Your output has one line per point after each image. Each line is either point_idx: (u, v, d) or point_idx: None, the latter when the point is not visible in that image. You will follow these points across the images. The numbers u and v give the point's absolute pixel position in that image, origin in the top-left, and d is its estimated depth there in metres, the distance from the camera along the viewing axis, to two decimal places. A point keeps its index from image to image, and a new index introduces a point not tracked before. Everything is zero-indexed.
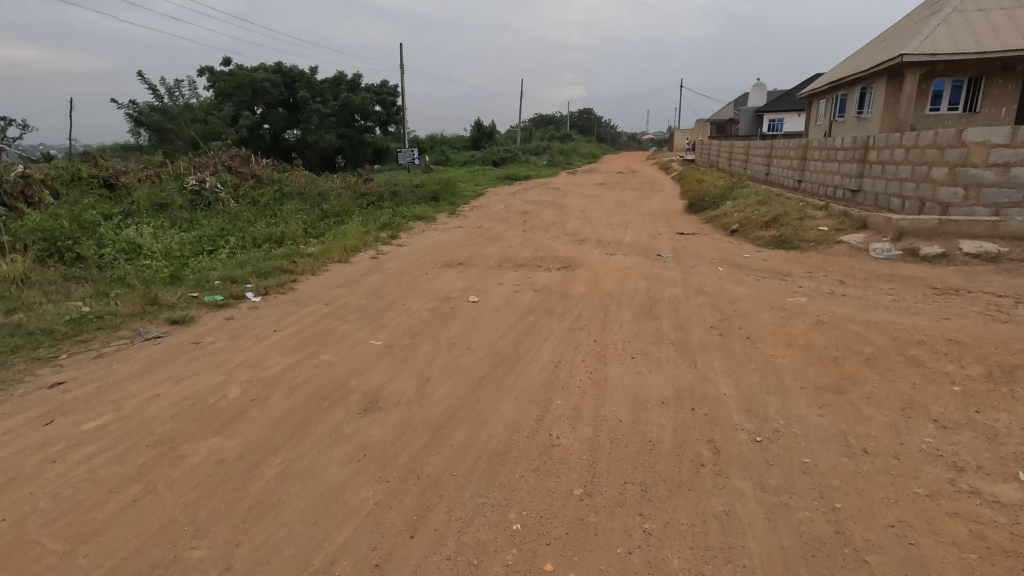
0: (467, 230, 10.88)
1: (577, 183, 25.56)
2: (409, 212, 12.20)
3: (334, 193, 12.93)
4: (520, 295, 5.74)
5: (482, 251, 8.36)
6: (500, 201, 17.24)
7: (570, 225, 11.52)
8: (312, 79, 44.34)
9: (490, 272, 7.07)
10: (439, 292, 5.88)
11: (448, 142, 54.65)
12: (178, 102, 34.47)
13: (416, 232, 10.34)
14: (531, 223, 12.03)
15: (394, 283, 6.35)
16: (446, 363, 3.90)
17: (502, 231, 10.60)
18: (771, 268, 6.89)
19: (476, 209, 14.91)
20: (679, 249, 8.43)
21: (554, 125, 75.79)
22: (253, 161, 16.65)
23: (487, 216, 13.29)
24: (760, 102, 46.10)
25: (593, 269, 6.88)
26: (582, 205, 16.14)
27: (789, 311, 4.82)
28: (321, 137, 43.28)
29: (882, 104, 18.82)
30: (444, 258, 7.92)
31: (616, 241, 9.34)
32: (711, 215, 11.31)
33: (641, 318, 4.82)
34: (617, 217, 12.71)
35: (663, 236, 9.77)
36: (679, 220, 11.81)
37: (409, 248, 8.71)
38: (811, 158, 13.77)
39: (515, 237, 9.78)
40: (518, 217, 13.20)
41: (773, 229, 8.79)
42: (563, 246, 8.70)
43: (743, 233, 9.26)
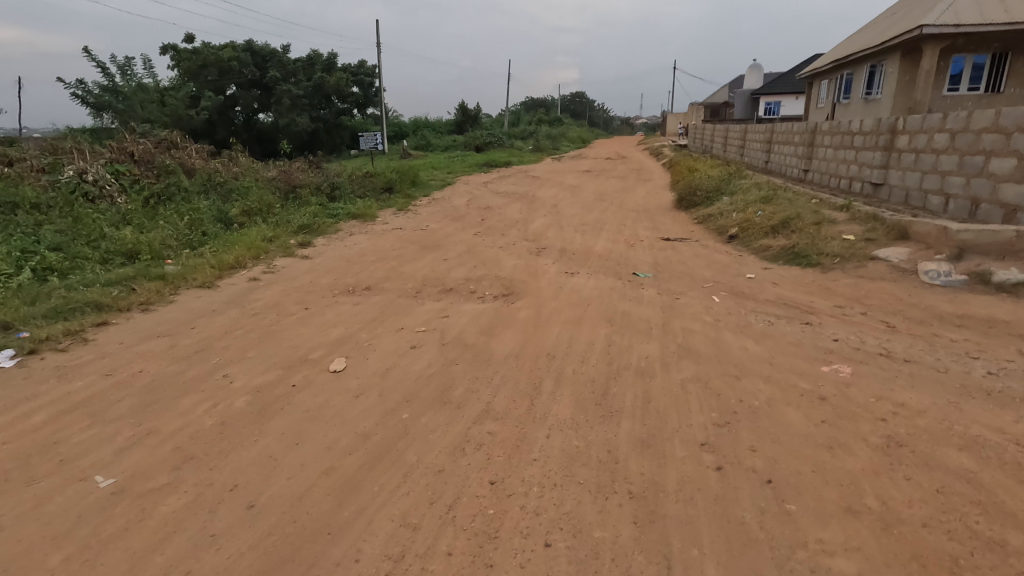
0: (407, 233, 8.89)
1: (559, 172, 23.55)
2: (343, 211, 10.15)
3: (257, 185, 10.83)
4: (413, 356, 3.79)
5: (406, 267, 6.41)
6: (465, 194, 15.18)
7: (534, 226, 9.55)
8: (283, 59, 41.62)
9: (397, 306, 5.12)
10: (295, 350, 3.93)
11: (431, 126, 52.12)
12: (132, 82, 31.81)
13: (339, 237, 8.34)
14: (489, 223, 10.05)
15: (244, 329, 4.39)
16: (179, 563, 1.98)
17: (447, 235, 8.61)
18: (785, 299, 4.98)
19: (433, 203, 12.87)
20: (661, 265, 6.52)
21: (543, 109, 73.19)
22: (177, 147, 14.38)
23: (442, 213, 11.32)
24: (755, 85, 43.97)
25: (538, 302, 4.93)
26: (557, 198, 14.15)
27: (829, 402, 2.92)
28: (294, 121, 40.68)
29: (895, 84, 16.86)
30: (350, 278, 5.95)
31: (583, 251, 7.40)
32: (703, 214, 9.38)
33: (586, 417, 2.91)
34: (593, 215, 10.74)
35: (644, 242, 7.83)
36: (665, 220, 9.85)
37: (313, 262, 6.74)
38: (821, 145, 11.86)
39: (459, 244, 7.82)
40: (478, 214, 11.19)
41: (783, 238, 6.89)
42: (514, 259, 6.74)
43: (742, 241, 7.36)
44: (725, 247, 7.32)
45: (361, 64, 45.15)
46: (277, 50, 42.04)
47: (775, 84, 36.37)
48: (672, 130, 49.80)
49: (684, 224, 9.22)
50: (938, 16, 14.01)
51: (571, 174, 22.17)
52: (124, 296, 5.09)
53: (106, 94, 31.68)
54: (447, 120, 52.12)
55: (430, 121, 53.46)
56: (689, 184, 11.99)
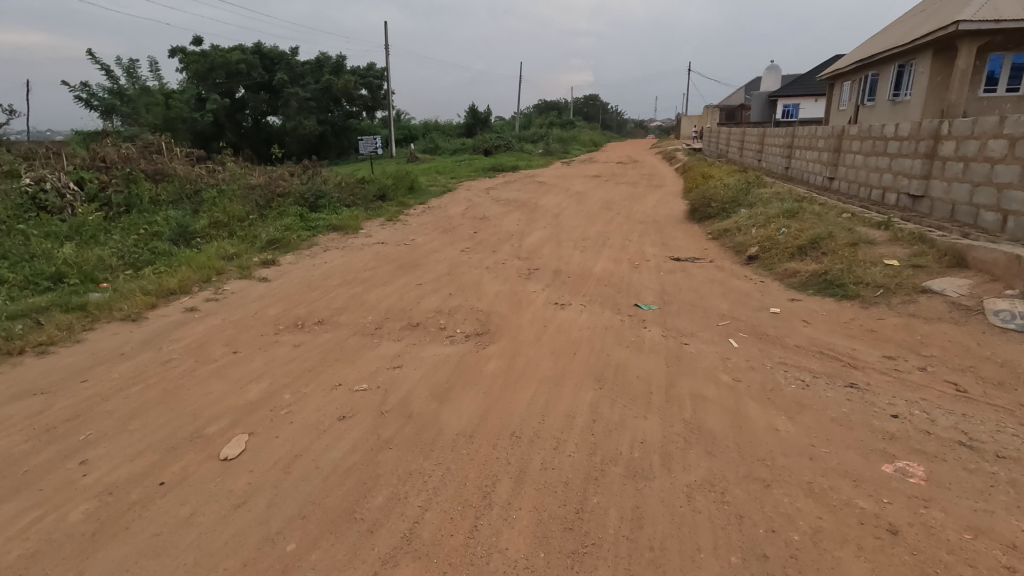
0: (388, 248, 8.05)
1: (567, 177, 22.64)
2: (322, 223, 9.34)
3: (235, 194, 10.10)
4: (338, 433, 2.92)
5: (371, 293, 5.56)
6: (464, 201, 14.32)
7: (530, 241, 8.66)
8: (292, 61, 41.23)
9: (346, 348, 4.25)
10: (192, 420, 3.08)
11: (440, 129, 51.44)
12: (137, 84, 31.47)
13: (310, 254, 7.53)
14: (482, 236, 9.18)
15: (147, 383, 3.56)
16: None
17: (431, 251, 7.76)
18: (820, 347, 4.05)
19: (427, 213, 12.04)
20: (668, 292, 5.59)
21: (555, 112, 72.25)
22: (162, 151, 13.71)
23: (434, 224, 10.47)
24: (773, 87, 42.67)
25: (513, 346, 4.04)
26: (561, 206, 13.24)
27: (902, 543, 2.01)
28: (300, 123, 40.22)
29: (926, 85, 15.73)
30: (303, 309, 5.12)
31: (580, 273, 6.50)
32: (718, 228, 8.41)
33: (548, 559, 2.02)
34: (596, 227, 9.83)
35: (650, 262, 6.90)
36: (675, 234, 8.90)
37: (270, 286, 5.91)
38: (848, 151, 10.88)
39: (441, 263, 6.96)
40: (471, 225, 10.32)
41: (811, 261, 5.92)
42: (498, 284, 5.86)
43: (763, 262, 6.39)
44: (744, 269, 6.36)
45: (370, 66, 44.61)
46: (285, 52, 41.62)
47: (793, 85, 35.13)
48: (686, 133, 48.63)
49: (696, 240, 8.26)
50: (976, 11, 12.91)
51: (579, 180, 21.24)
52: (26, 332, 4.29)
53: (111, 96, 31.34)
54: (457, 123, 51.40)
55: (440, 124, 52.79)
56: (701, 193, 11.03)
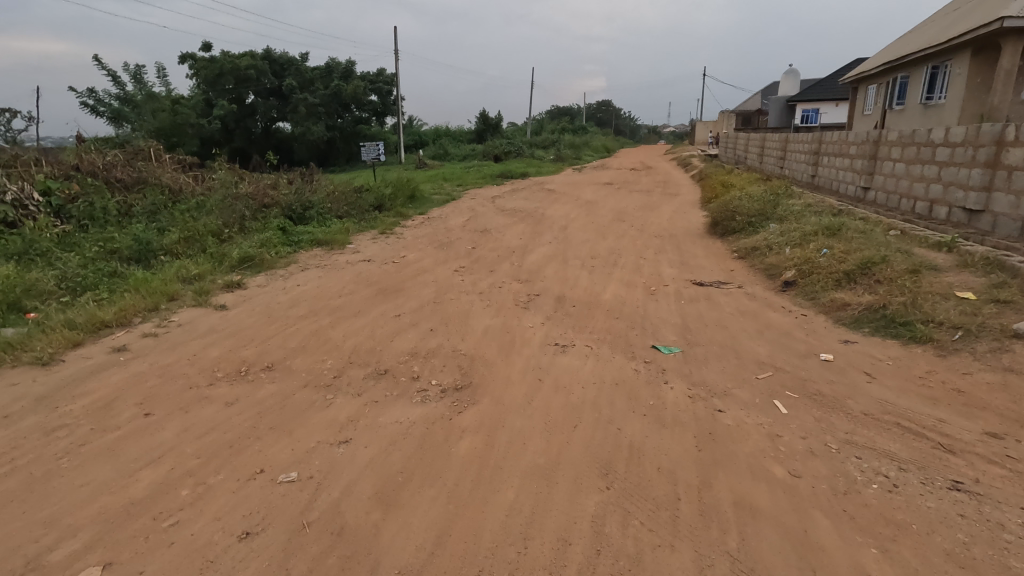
0: (373, 267, 7.22)
1: (578, 184, 21.77)
2: (305, 237, 8.56)
3: (216, 206, 9.36)
4: (232, 565, 2.05)
5: (338, 327, 4.71)
6: (467, 211, 13.49)
7: (533, 258, 7.78)
8: (301, 66, 40.90)
9: (289, 407, 3.40)
10: (43, 535, 2.24)
11: (451, 135, 50.87)
12: (146, 89, 31.20)
13: (284, 274, 6.72)
14: (481, 252, 8.32)
15: (12, 466, 2.73)
16: None
17: (421, 271, 6.93)
18: (895, 416, 3.12)
19: (425, 225, 11.22)
20: (692, 329, 4.68)
21: (566, 118, 71.88)
22: (150, 159, 13.05)
23: (430, 237, 9.64)
24: (791, 92, 41.50)
25: (497, 411, 3.15)
26: (570, 217, 12.35)
27: None
28: (309, 129, 39.84)
29: (964, 88, 14.65)
30: (252, 348, 4.28)
31: (587, 301, 5.60)
32: (745, 245, 7.47)
33: None
34: (607, 242, 8.91)
35: (668, 288, 5.99)
36: (695, 252, 7.96)
37: (223, 316, 5.09)
38: (886, 159, 9.87)
39: (429, 286, 6.10)
40: (471, 239, 9.48)
41: (864, 290, 4.97)
42: (489, 316, 4.99)
43: (803, 289, 5.45)
44: (780, 298, 5.43)
45: (380, 72, 44.14)
46: (295, 57, 41.28)
47: (814, 90, 33.98)
48: (701, 139, 47.55)
49: (719, 259, 7.33)
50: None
51: (590, 188, 20.33)
52: None
53: (119, 102, 31.10)
54: (468, 129, 50.80)
55: (450, 130, 52.23)
56: (723, 205, 10.08)
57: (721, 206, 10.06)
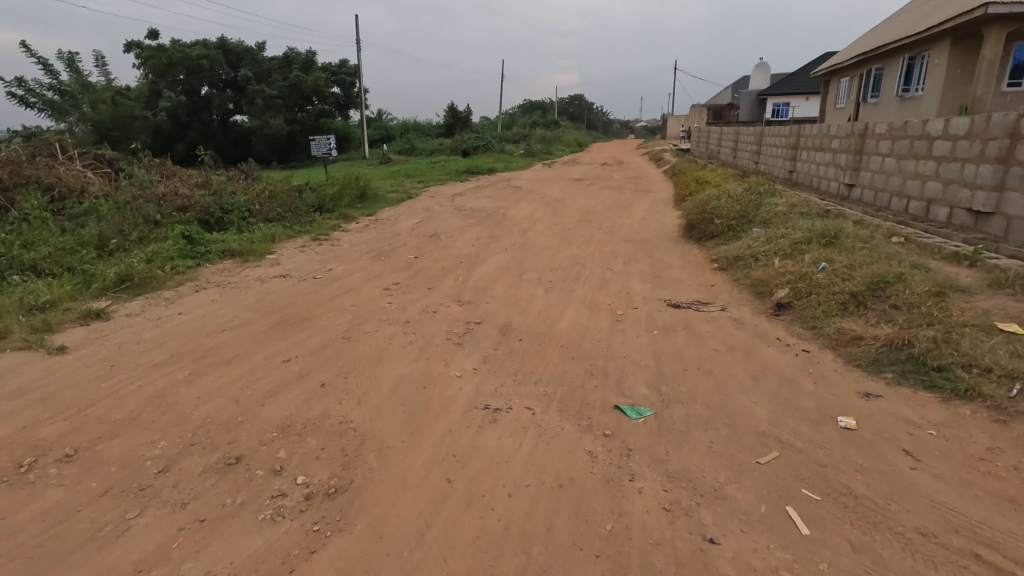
0: (287, 285, 5.99)
1: (546, 181, 20.71)
2: (214, 248, 7.28)
3: (112, 212, 8.00)
4: None
5: (199, 383, 3.50)
6: (421, 212, 12.28)
7: (482, 270, 6.65)
8: (258, 56, 38.82)
9: (54, 543, 2.21)
10: None
11: (418, 129, 49.29)
12: (83, 79, 28.95)
13: (169, 298, 5.45)
14: (425, 263, 7.13)
15: None
16: None
17: (345, 290, 5.73)
18: (968, 541, 2.10)
19: (370, 229, 9.98)
20: (666, 374, 3.62)
21: (538, 112, 70.76)
22: (56, 155, 11.49)
23: (370, 244, 8.43)
24: (762, 86, 41.14)
25: (371, 558, 2.06)
26: (533, 217, 11.26)
27: None
28: (267, 122, 37.86)
29: (944, 79, 14.02)
30: (59, 423, 3.05)
31: (537, 331, 4.50)
32: (725, 254, 6.49)
33: None
34: (570, 248, 7.83)
35: (637, 310, 4.93)
36: (669, 261, 6.94)
37: (51, 365, 3.83)
38: (873, 153, 9.00)
39: (344, 313, 4.92)
40: (417, 245, 8.29)
41: (878, 318, 3.98)
42: (406, 359, 3.86)
43: (802, 315, 4.45)
44: (773, 326, 4.41)
45: (342, 63, 42.23)
46: (251, 46, 39.10)
47: (785, 84, 33.56)
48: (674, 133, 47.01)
49: (696, 271, 6.32)
50: None
51: (559, 184, 19.27)
52: None
53: (54, 92, 28.80)
54: (437, 122, 49.27)
55: (418, 124, 50.63)
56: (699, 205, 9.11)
57: (697, 206, 9.11)
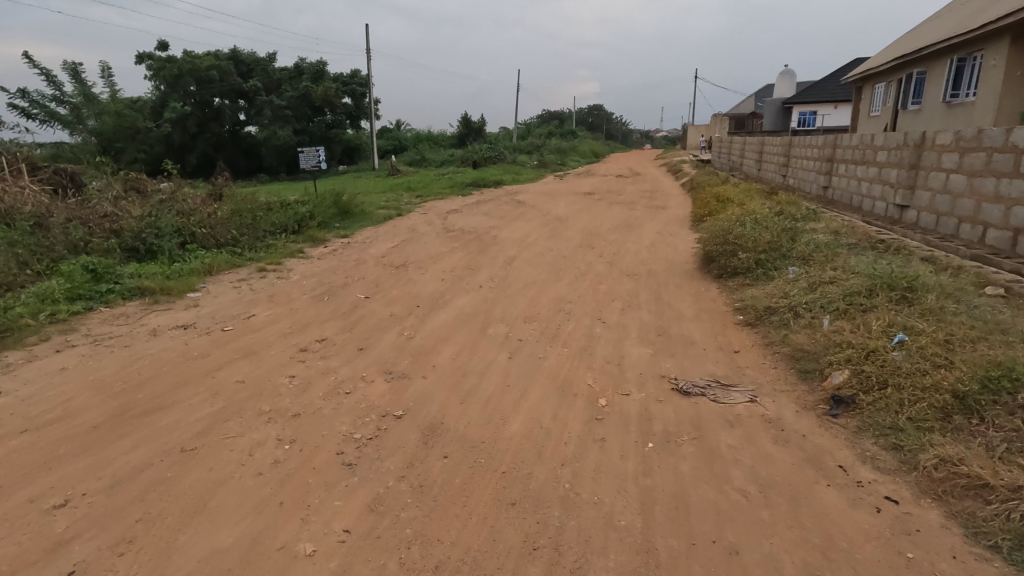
0: (180, 342, 4.65)
1: (554, 195, 19.32)
2: (123, 285, 6.01)
3: (19, 239, 6.80)
4: None
5: None
6: (404, 232, 10.95)
7: (440, 319, 5.24)
8: (268, 67, 38.29)
9: None
10: None
11: (431, 140, 48.44)
12: (88, 90, 28.46)
13: (13, 363, 4.16)
14: (374, 306, 5.76)
15: None
16: None
17: (248, 351, 4.37)
18: None
19: (336, 255, 8.65)
20: (658, 555, 2.16)
21: (555, 122, 69.57)
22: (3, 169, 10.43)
23: (323, 278, 7.10)
24: (787, 94, 39.32)
25: None
26: (526, 240, 9.85)
27: None
28: (276, 133, 37.22)
29: (1003, 82, 12.30)
30: None
31: (476, 438, 3.06)
32: (753, 302, 4.97)
33: None
34: (558, 286, 6.38)
35: (628, 399, 3.45)
36: (679, 308, 5.45)
37: None
38: (934, 168, 7.44)
39: (217, 397, 3.54)
40: (377, 280, 6.92)
41: (1010, 447, 2.48)
42: (243, 510, 2.43)
43: (876, 422, 2.94)
44: (830, 440, 2.91)
45: (353, 73, 41.54)
46: (261, 57, 38.56)
47: (812, 91, 31.77)
48: (694, 143, 45.37)
49: (714, 326, 4.82)
50: None
51: (567, 199, 17.81)
52: None
53: (59, 104, 28.35)
54: (449, 133, 48.30)
55: (431, 134, 49.73)
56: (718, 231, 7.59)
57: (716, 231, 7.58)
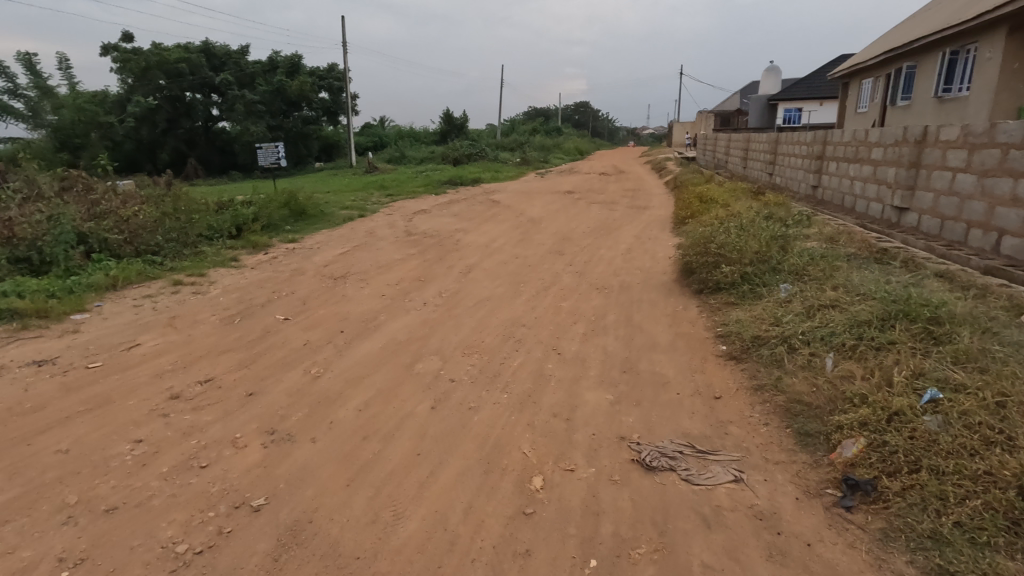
0: (23, 386, 3.70)
1: (533, 194, 18.45)
2: None
3: None
4: None
5: None
6: (360, 237, 9.98)
7: (362, 350, 4.32)
8: (240, 60, 36.92)
9: None
10: None
11: (413, 136, 47.32)
12: (44, 82, 27.00)
13: None
14: (291, 331, 4.83)
15: None
16: None
17: (100, 401, 3.43)
18: None
19: (274, 264, 7.69)
20: None
21: (540, 118, 68.71)
22: None
23: (247, 293, 6.15)
24: (773, 91, 38.75)
25: None
26: (492, 246, 8.94)
27: None
28: (249, 129, 35.59)
29: (999, 75, 11.61)
30: None
31: (348, 552, 2.17)
32: (738, 328, 4.12)
33: None
34: (515, 304, 5.48)
35: (570, 479, 2.57)
36: (652, 333, 4.58)
37: None
38: (936, 167, 6.69)
39: (16, 481, 2.61)
40: (308, 296, 5.98)
41: None
42: None
43: (908, 525, 2.10)
44: (844, 555, 2.06)
45: (330, 68, 40.28)
46: (233, 50, 37.14)
47: (798, 87, 31.16)
48: (679, 141, 44.84)
49: (692, 360, 3.95)
50: None
51: (545, 199, 16.92)
52: None
53: (12, 96, 26.86)
54: (431, 129, 47.12)
55: (412, 130, 48.54)
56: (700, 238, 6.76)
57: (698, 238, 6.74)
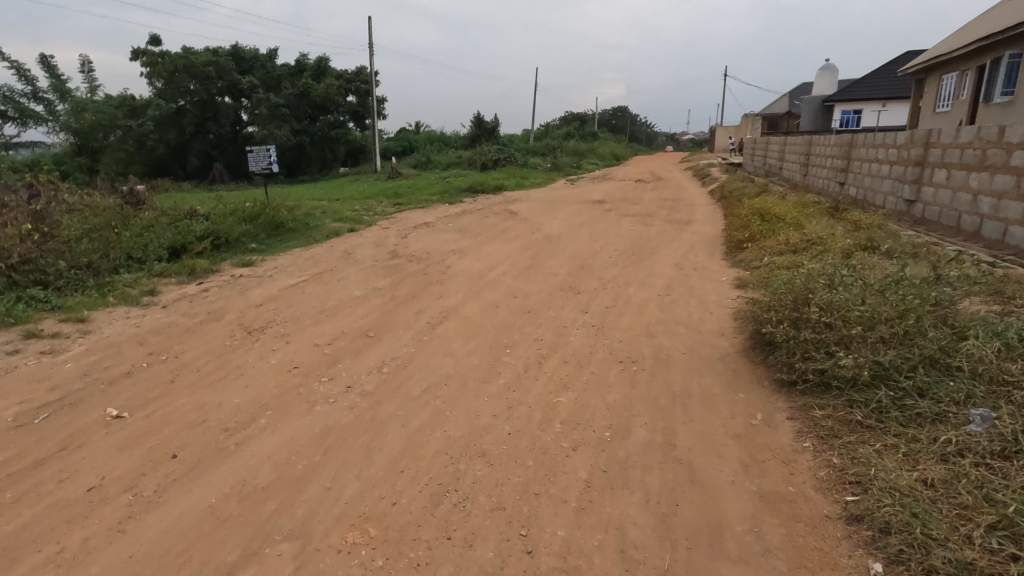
0: None
1: (557, 204, 16.42)
2: None
3: None
4: None
5: None
6: (332, 260, 8.12)
7: (173, 514, 2.38)
8: (267, 63, 36.23)
9: None
10: None
11: (442, 141, 45.96)
12: (64, 85, 26.55)
13: None
14: (98, 448, 2.92)
15: None
16: None
17: None
18: None
19: (194, 301, 5.87)
20: None
21: (575, 123, 66.60)
22: None
23: (114, 354, 4.34)
24: (828, 91, 35.59)
25: None
26: (488, 277, 6.93)
27: None
28: (273, 133, 34.79)
29: None
30: None
31: None
32: (915, 522, 2.04)
33: None
34: (484, 396, 3.44)
35: None
36: (714, 497, 2.45)
37: None
38: None
39: None
40: (191, 364, 4.10)
41: None
42: None
43: None
44: None
45: (359, 70, 39.23)
46: (260, 53, 36.43)
47: (859, 87, 28.08)
48: (722, 146, 42.03)
49: None
50: None
51: (570, 210, 14.81)
52: None
53: (34, 100, 26.51)
54: (461, 133, 45.48)
55: (442, 135, 47.10)
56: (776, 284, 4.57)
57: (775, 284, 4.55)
